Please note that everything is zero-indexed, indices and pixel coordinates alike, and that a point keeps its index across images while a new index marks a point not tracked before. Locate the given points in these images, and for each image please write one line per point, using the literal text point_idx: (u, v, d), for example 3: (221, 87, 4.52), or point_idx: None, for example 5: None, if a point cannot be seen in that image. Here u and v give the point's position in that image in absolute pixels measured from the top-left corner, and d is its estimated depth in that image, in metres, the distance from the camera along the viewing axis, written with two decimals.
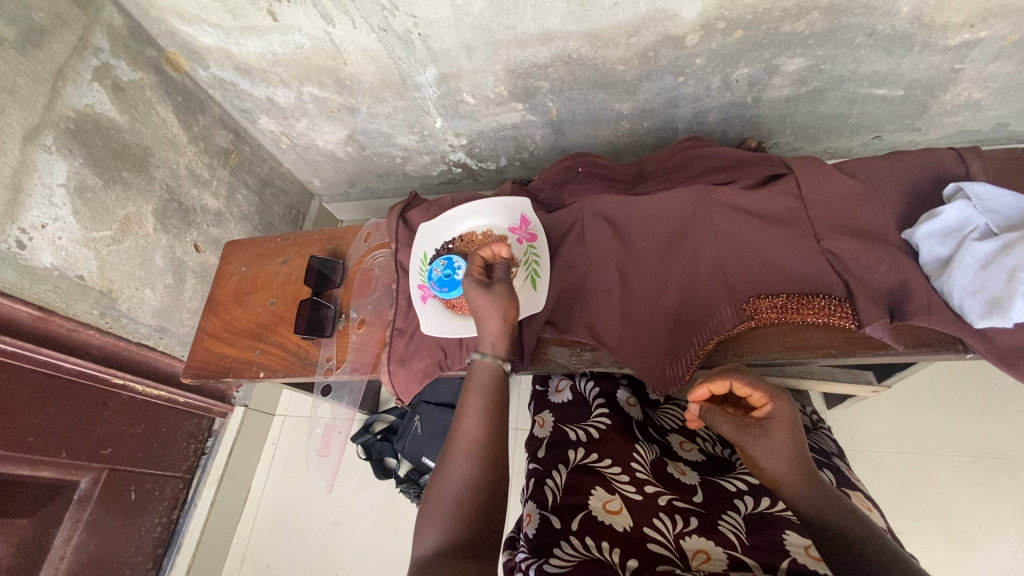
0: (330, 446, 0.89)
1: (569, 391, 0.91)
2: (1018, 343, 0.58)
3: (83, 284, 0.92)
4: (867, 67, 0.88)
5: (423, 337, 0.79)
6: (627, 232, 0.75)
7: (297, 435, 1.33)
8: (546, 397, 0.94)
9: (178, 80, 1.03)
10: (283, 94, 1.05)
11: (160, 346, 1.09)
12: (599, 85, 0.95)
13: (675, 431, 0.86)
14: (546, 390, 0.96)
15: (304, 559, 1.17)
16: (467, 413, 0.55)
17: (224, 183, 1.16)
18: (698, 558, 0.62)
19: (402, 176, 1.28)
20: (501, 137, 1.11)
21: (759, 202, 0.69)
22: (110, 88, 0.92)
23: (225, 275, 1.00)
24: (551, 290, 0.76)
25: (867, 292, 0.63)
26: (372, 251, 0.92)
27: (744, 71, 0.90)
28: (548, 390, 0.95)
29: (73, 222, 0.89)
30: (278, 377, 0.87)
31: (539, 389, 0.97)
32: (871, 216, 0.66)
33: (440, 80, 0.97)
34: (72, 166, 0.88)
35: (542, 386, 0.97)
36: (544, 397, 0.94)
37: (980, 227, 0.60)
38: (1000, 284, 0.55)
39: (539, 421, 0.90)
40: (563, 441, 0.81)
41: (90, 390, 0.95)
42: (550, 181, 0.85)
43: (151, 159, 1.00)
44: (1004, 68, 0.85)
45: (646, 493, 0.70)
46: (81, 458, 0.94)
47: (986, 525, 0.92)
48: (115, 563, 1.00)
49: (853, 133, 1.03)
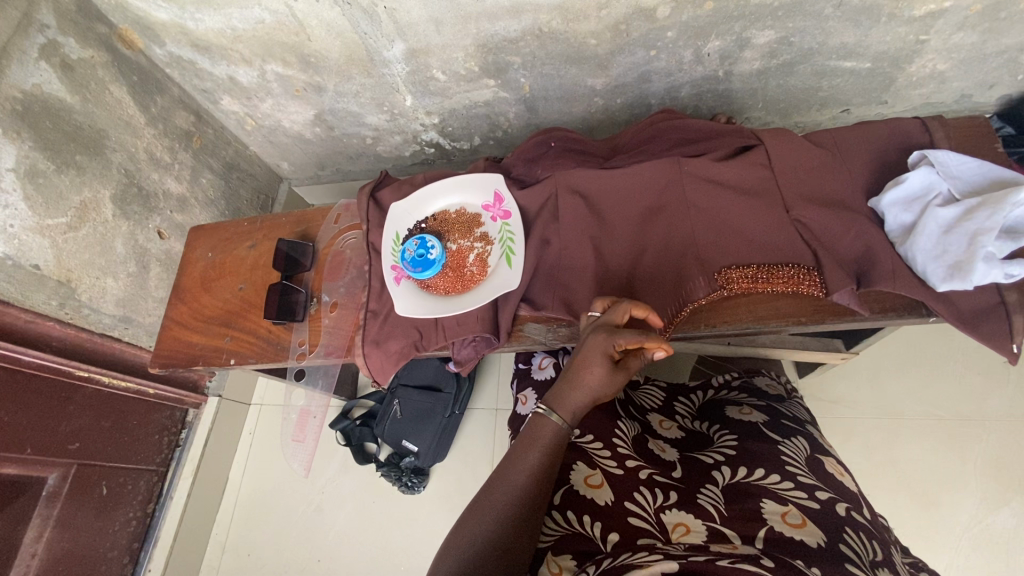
0: (304, 431, 0.86)
1: (552, 366, 0.90)
2: (976, 306, 0.60)
3: (39, 274, 0.89)
4: (835, 40, 0.88)
5: (397, 318, 0.78)
6: (600, 206, 0.74)
7: (274, 423, 1.31)
8: (529, 375, 0.94)
9: (132, 58, 0.98)
10: (246, 72, 1.01)
11: (126, 337, 1.06)
12: (571, 59, 0.94)
13: (655, 410, 0.86)
14: (528, 367, 0.95)
15: (286, 546, 1.17)
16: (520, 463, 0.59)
17: (187, 167, 1.11)
18: (677, 531, 0.63)
19: (374, 157, 1.24)
20: (473, 115, 1.09)
21: (730, 174, 0.70)
22: (58, 67, 0.87)
23: (191, 261, 0.97)
24: (526, 267, 0.75)
25: (835, 260, 0.64)
26: (341, 233, 0.90)
27: (716, 44, 0.89)
28: (531, 368, 0.95)
29: (25, 209, 0.84)
30: (249, 363, 0.85)
31: (522, 367, 0.96)
32: (840, 185, 0.67)
33: (409, 56, 0.94)
34: (21, 150, 0.83)
35: (525, 364, 0.96)
36: (528, 375, 0.94)
37: (943, 193, 0.61)
38: (961, 247, 0.57)
39: (522, 399, 0.90)
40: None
41: (53, 384, 0.92)
42: (523, 156, 0.83)
43: (107, 142, 0.96)
44: (967, 38, 0.87)
45: (628, 467, 0.72)
46: (46, 454, 0.91)
47: (949, 483, 0.95)
48: (89, 558, 0.99)
49: (823, 107, 1.04)
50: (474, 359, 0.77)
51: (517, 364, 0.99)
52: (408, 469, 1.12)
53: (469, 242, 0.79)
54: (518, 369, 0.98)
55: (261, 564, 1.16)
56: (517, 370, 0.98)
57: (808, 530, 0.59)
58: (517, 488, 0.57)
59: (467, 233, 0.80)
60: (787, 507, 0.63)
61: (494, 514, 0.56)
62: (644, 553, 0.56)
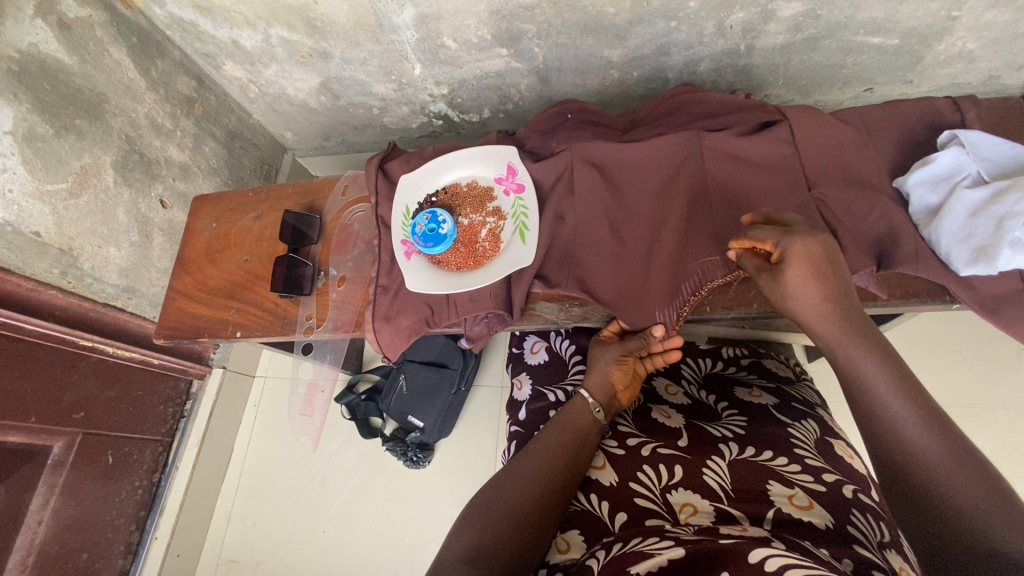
0: (313, 405, 0.86)
1: (543, 352, 0.92)
2: (999, 292, 0.58)
3: (40, 242, 0.87)
4: (864, 13, 0.84)
5: (408, 294, 0.76)
6: (617, 179, 0.73)
7: (277, 396, 1.32)
8: (522, 359, 0.95)
9: (131, 18, 0.94)
10: (250, 36, 0.97)
11: (129, 307, 1.05)
12: (588, 29, 0.90)
13: (660, 374, 0.84)
14: (522, 351, 0.96)
15: (291, 517, 1.18)
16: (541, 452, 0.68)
17: (189, 135, 1.09)
18: (685, 511, 0.62)
19: (380, 128, 1.21)
20: (484, 86, 1.06)
21: (752, 149, 0.67)
22: (55, 26, 0.84)
23: (195, 232, 0.95)
24: (540, 244, 0.73)
25: (856, 240, 0.62)
26: (349, 206, 0.88)
27: (739, 16, 0.86)
28: (524, 351, 0.96)
29: (24, 174, 0.82)
30: (256, 337, 0.84)
31: (515, 351, 0.98)
32: (864, 164, 0.65)
33: (419, 21, 0.90)
34: (19, 112, 0.80)
35: (518, 347, 0.98)
36: (520, 359, 0.96)
37: (972, 175, 0.59)
38: (987, 232, 0.55)
39: (516, 384, 0.92)
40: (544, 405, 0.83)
41: (56, 353, 0.92)
42: (539, 129, 0.80)
43: (107, 106, 0.93)
44: (1001, 16, 0.83)
45: (629, 446, 0.71)
46: (51, 423, 0.90)
47: None
48: (96, 526, 0.99)
49: (845, 85, 1.01)
50: (486, 336, 0.76)
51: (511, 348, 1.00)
52: (413, 444, 1.12)
53: (481, 217, 0.77)
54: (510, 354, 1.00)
55: (266, 535, 1.18)
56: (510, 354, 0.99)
57: (816, 512, 0.59)
58: (531, 479, 0.65)
59: (479, 207, 0.78)
60: (794, 490, 0.62)
61: (509, 499, 0.63)
62: (651, 536, 0.55)
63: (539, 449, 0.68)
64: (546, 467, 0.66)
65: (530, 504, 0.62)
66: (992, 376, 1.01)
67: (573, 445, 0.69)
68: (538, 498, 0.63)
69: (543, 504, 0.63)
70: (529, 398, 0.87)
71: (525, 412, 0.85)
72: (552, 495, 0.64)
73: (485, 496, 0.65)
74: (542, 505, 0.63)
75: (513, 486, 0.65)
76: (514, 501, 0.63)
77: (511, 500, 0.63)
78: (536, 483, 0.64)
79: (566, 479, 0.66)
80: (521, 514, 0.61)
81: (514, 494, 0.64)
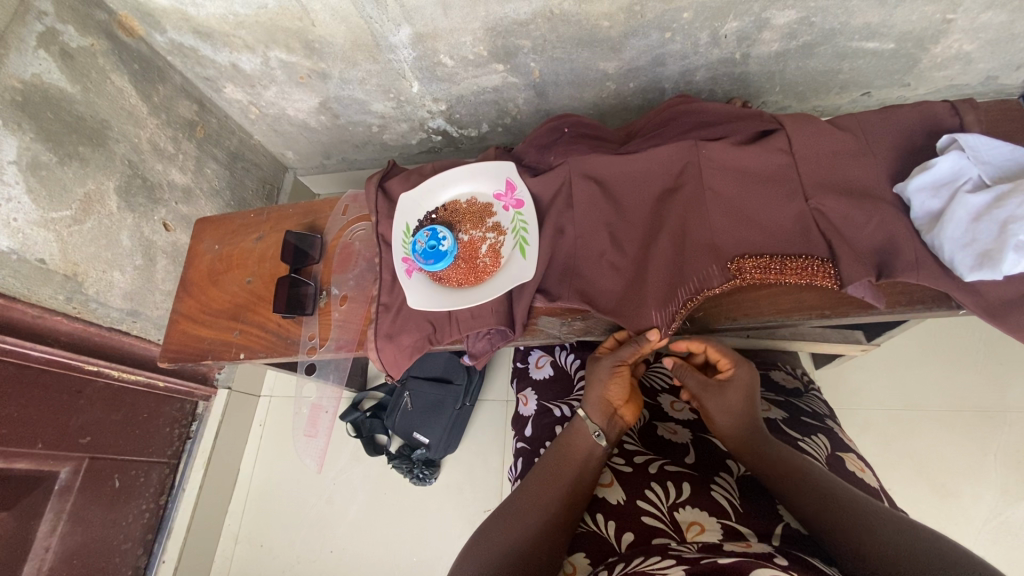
0: (317, 426, 0.86)
1: (549, 365, 0.92)
2: (1006, 296, 0.57)
3: (45, 269, 0.88)
4: (859, 19, 0.84)
5: (410, 313, 0.76)
6: (615, 192, 0.73)
7: (284, 415, 1.32)
8: (527, 374, 0.95)
9: (133, 46, 0.96)
10: (249, 59, 0.98)
11: (134, 330, 1.06)
12: (583, 42, 0.90)
13: (666, 391, 0.83)
14: (526, 365, 0.97)
15: (298, 536, 1.17)
16: (547, 475, 0.67)
17: (191, 158, 1.10)
18: (693, 530, 0.61)
19: (380, 146, 1.22)
20: (482, 102, 1.07)
21: (750, 159, 0.66)
22: (58, 56, 0.85)
23: (198, 253, 0.95)
24: (541, 257, 0.73)
25: (852, 250, 0.62)
26: (350, 224, 0.88)
27: (734, 25, 0.86)
28: (528, 366, 0.96)
29: (28, 202, 0.83)
30: (259, 357, 0.85)
31: (519, 366, 0.99)
32: (864, 171, 0.64)
33: (415, 40, 0.91)
34: (23, 141, 0.81)
35: (522, 362, 0.98)
36: (526, 373, 0.96)
37: (972, 179, 0.58)
38: (991, 237, 0.54)
39: (523, 399, 0.92)
40: (549, 419, 0.83)
41: (63, 377, 0.92)
42: (535, 145, 0.81)
43: (110, 133, 0.94)
44: (996, 18, 0.83)
45: (637, 464, 0.71)
46: (58, 448, 0.91)
47: (968, 477, 0.96)
48: (103, 551, 0.99)
49: (842, 90, 1.01)
50: (489, 353, 0.76)
51: (515, 363, 1.00)
52: (419, 461, 1.12)
53: (481, 233, 0.77)
54: (515, 368, 1.00)
55: (273, 556, 1.17)
56: (515, 368, 1.00)
57: None
58: (539, 504, 0.64)
59: (478, 223, 0.78)
60: None
61: (515, 525, 0.63)
62: (654, 556, 0.54)
63: (545, 472, 0.68)
64: (553, 489, 0.65)
65: (538, 527, 0.62)
66: (1004, 378, 1.00)
67: (578, 459, 0.68)
68: (545, 519, 0.63)
69: (549, 526, 0.62)
70: (535, 412, 0.87)
71: (532, 428, 0.85)
72: (560, 517, 0.63)
73: (494, 522, 0.65)
74: (550, 527, 0.62)
75: (520, 511, 0.64)
76: (522, 527, 0.62)
77: (519, 524, 0.63)
78: (542, 506, 0.64)
79: (574, 503, 0.65)
80: (527, 537, 0.61)
81: (523, 520, 0.63)
